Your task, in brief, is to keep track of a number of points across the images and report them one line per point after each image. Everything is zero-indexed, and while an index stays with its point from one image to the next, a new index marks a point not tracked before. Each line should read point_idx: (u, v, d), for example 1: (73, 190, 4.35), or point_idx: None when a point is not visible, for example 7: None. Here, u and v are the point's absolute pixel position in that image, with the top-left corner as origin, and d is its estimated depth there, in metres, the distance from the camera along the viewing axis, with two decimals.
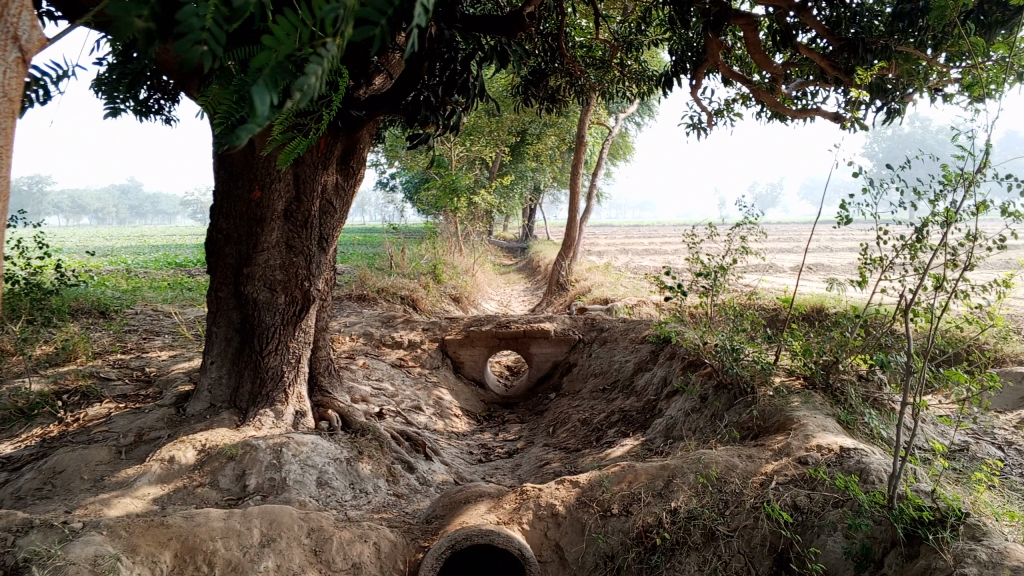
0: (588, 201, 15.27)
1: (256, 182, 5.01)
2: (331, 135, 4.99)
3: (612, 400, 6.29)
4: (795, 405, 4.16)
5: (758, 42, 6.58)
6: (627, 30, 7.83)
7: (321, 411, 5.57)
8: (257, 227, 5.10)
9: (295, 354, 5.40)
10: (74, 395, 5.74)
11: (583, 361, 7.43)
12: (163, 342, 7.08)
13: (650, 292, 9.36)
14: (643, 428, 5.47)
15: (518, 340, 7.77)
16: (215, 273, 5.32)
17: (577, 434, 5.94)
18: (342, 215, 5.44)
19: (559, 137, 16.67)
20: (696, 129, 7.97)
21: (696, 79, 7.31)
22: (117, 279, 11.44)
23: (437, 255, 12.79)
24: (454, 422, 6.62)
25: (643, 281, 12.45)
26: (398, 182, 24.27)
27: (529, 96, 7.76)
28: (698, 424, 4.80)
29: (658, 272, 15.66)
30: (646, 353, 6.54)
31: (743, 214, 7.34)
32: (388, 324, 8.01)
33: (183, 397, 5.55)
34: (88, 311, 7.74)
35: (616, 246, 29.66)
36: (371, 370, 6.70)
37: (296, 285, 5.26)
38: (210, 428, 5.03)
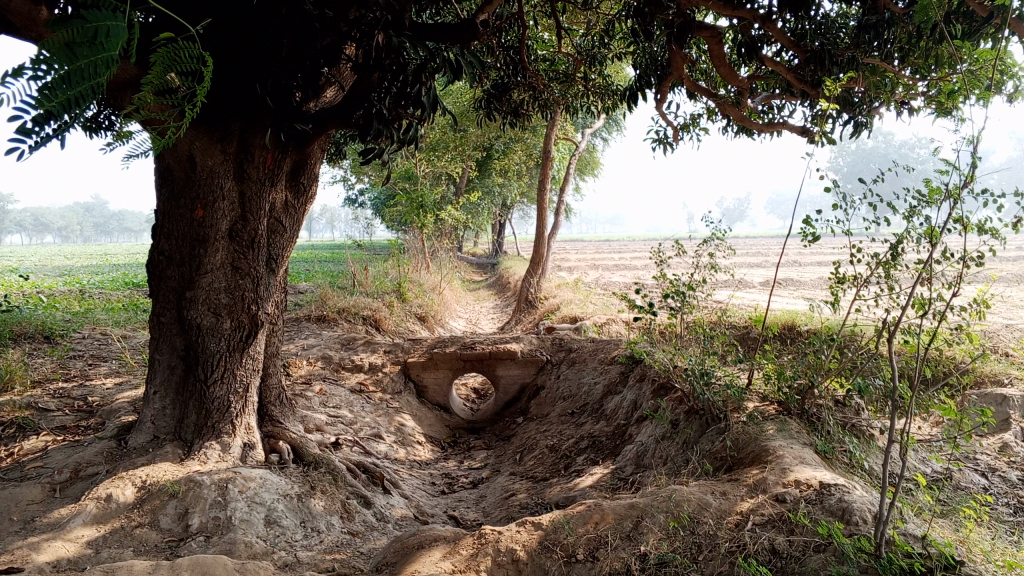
0: (557, 216, 15.09)
1: (199, 201, 4.83)
2: (279, 150, 5.00)
3: (581, 424, 6.05)
4: (770, 434, 3.95)
5: (723, 56, 6.42)
6: (591, 45, 7.67)
7: (271, 442, 5.27)
8: (200, 248, 4.89)
9: (242, 382, 5.15)
10: (9, 427, 5.33)
11: (550, 383, 7.19)
12: (109, 370, 6.73)
13: (619, 309, 9.18)
14: (613, 455, 5.24)
15: (483, 362, 7.52)
16: (155, 298, 5.03)
17: (544, 462, 5.69)
18: (291, 236, 5.43)
19: (527, 152, 16.51)
20: (663, 144, 7.82)
21: (662, 93, 7.15)
22: (68, 301, 11.00)
23: (402, 271, 12.51)
24: (417, 450, 6.35)
25: (613, 297, 12.28)
26: (366, 198, 23.95)
27: (492, 111, 7.55)
28: (670, 453, 4.58)
29: (628, 288, 15.50)
30: (616, 375, 6.31)
31: (711, 230, 7.17)
32: (348, 347, 7.72)
33: (125, 428, 5.22)
34: (31, 336, 7.34)
35: (587, 262, 29.57)
36: (328, 397, 6.41)
37: (243, 309, 5.05)
38: (152, 463, 4.71)
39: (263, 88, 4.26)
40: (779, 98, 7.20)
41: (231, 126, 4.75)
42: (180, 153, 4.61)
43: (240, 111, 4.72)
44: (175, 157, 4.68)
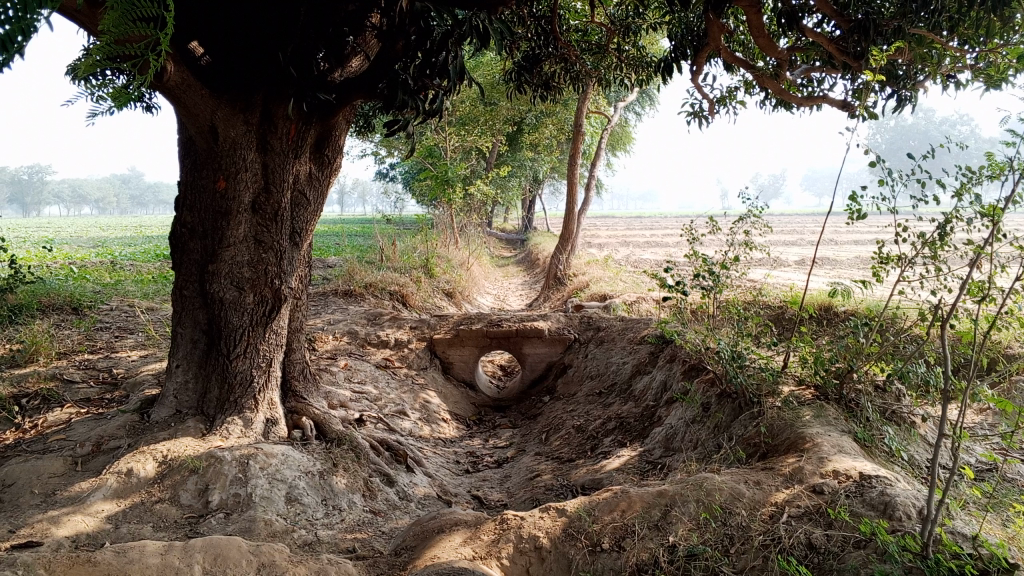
0: (588, 192, 14.88)
1: (221, 171, 4.75)
2: (302, 120, 4.89)
3: (608, 405, 5.92)
4: (806, 420, 3.79)
5: (762, 26, 6.17)
6: (625, 15, 7.44)
7: (294, 418, 5.20)
8: (222, 220, 4.81)
9: (265, 357, 5.06)
10: (34, 399, 5.32)
11: (578, 362, 7.06)
12: (135, 342, 6.72)
13: (649, 288, 9.00)
14: (641, 438, 5.11)
15: (510, 339, 7.40)
16: (179, 272, 5.00)
17: (571, 443, 5.57)
18: (316, 209, 5.34)
19: (558, 127, 16.29)
20: (698, 118, 7.59)
21: (698, 64, 6.91)
22: (98, 273, 11.05)
23: (429, 246, 12.42)
24: (441, 427, 6.26)
25: (643, 275, 12.10)
26: (396, 172, 23.87)
27: (522, 83, 7.37)
28: (700, 438, 4.46)
29: (658, 266, 15.29)
30: (645, 355, 6.16)
31: (747, 207, 6.94)
32: (374, 322, 7.64)
33: (149, 402, 5.19)
34: (59, 308, 7.35)
35: (617, 239, 29.28)
36: (352, 373, 6.33)
37: (265, 283, 4.96)
38: (174, 437, 4.66)
39: (285, 57, 4.14)
40: (820, 70, 6.93)
41: (254, 96, 4.65)
42: (201, 122, 4.52)
43: (263, 81, 4.61)
44: (197, 127, 4.57)
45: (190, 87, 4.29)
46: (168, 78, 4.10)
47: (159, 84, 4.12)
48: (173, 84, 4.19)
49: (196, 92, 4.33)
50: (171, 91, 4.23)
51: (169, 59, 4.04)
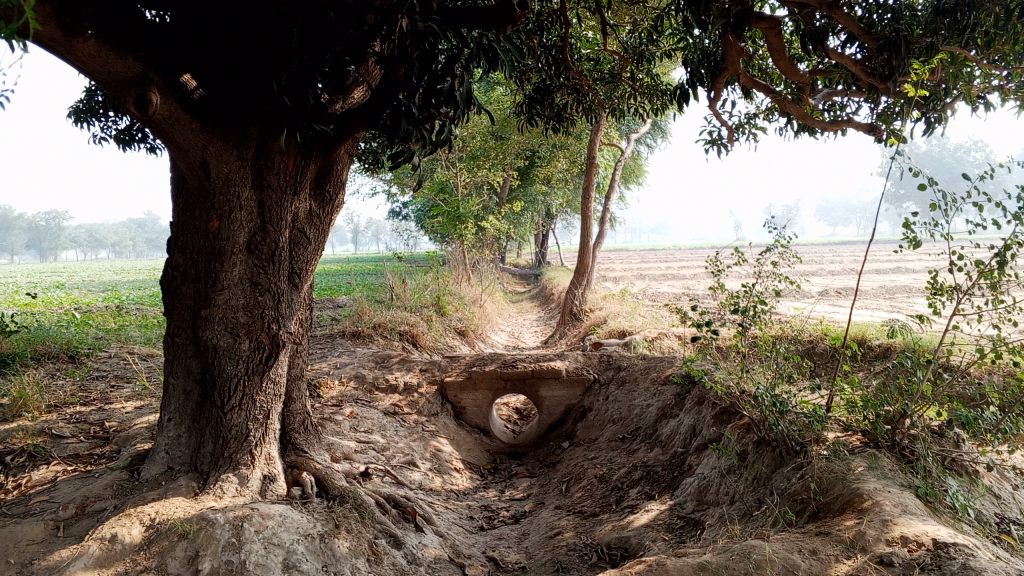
0: (602, 225, 14.56)
1: (213, 211, 4.46)
2: (301, 154, 4.63)
3: (633, 451, 5.51)
4: (860, 473, 3.45)
5: (783, 48, 5.86)
6: (638, 41, 7.14)
7: (294, 473, 4.82)
8: (216, 262, 4.50)
9: (262, 409, 4.73)
10: (19, 456, 4.96)
11: (598, 405, 6.66)
12: (131, 391, 6.39)
13: (670, 324, 8.62)
14: (670, 489, 4.71)
15: (526, 381, 6.99)
16: (170, 317, 4.68)
17: (593, 494, 5.16)
18: (317, 248, 5.04)
19: (570, 159, 16.02)
20: (717, 146, 7.28)
21: (716, 90, 6.60)
22: (103, 317, 10.80)
23: (440, 284, 12.11)
24: (454, 478, 5.87)
25: (662, 309, 11.70)
26: (408, 208, 23.71)
27: (534, 114, 7.08)
28: (738, 491, 4.11)
29: (676, 299, 14.93)
30: (670, 397, 5.77)
31: (774, 236, 6.57)
32: (383, 365, 7.29)
33: (140, 458, 4.83)
34: (56, 356, 7.06)
35: (632, 271, 28.91)
36: (359, 421, 5.97)
37: (262, 329, 4.65)
38: (164, 497, 4.29)
39: (278, 86, 3.93)
40: (845, 92, 6.58)
41: (248, 130, 4.41)
42: (191, 158, 4.26)
43: (257, 114, 4.38)
44: (187, 163, 4.31)
45: (179, 120, 4.06)
46: (154, 111, 3.87)
47: (144, 117, 3.90)
48: (159, 117, 3.96)
49: (185, 126, 4.10)
50: (158, 125, 4.00)
51: (153, 91, 3.83)
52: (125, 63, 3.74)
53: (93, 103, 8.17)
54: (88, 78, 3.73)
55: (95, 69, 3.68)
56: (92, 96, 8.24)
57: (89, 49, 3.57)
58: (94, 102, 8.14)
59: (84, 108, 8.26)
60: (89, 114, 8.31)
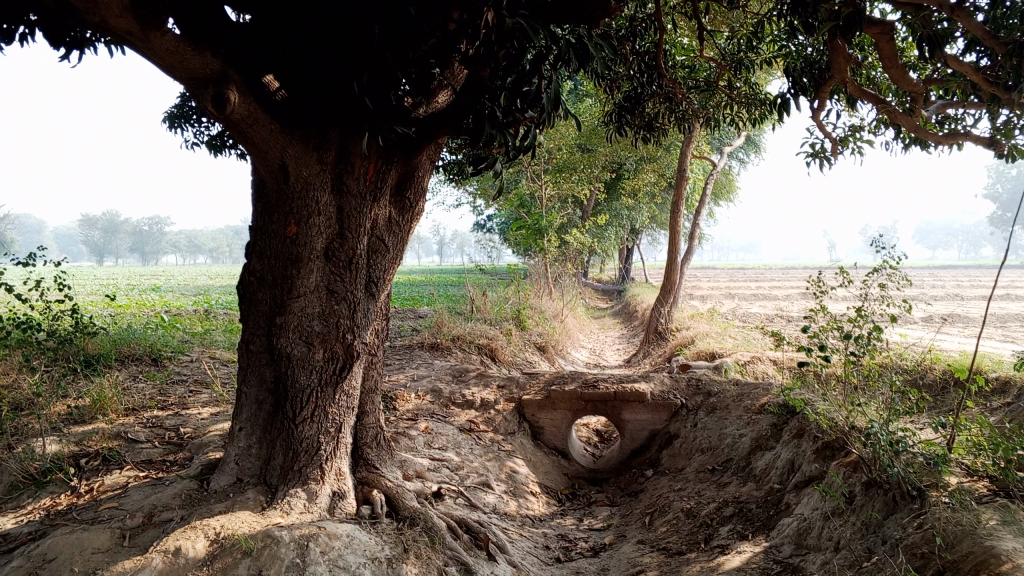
0: (691, 242, 14.07)
1: (291, 215, 4.32)
2: (382, 159, 4.44)
3: (724, 484, 5.12)
4: (994, 528, 3.00)
5: (895, 56, 5.40)
6: (737, 48, 6.76)
7: (365, 491, 4.60)
8: (292, 268, 4.36)
9: (334, 421, 4.52)
10: (93, 459, 4.97)
11: (684, 432, 6.28)
12: (208, 397, 6.36)
13: (764, 347, 8.13)
14: (765, 530, 4.32)
15: (608, 404, 6.68)
16: (246, 323, 4.56)
17: (679, 529, 4.80)
18: (396, 257, 4.83)
19: (659, 173, 15.61)
20: (819, 159, 6.82)
21: (821, 100, 6.16)
22: (191, 321, 10.99)
23: (522, 297, 11.89)
24: (530, 502, 5.58)
25: (753, 331, 11.16)
26: (492, 221, 23.65)
27: (626, 123, 6.77)
28: (844, 537, 3.70)
29: (768, 321, 14.28)
30: (765, 427, 5.36)
31: (882, 257, 6.07)
32: (460, 379, 7.09)
33: (210, 467, 4.73)
34: (139, 358, 7.12)
35: (719, 291, 28.10)
36: (433, 437, 5.76)
37: (337, 339, 4.45)
38: (230, 510, 4.13)
39: (360, 87, 3.73)
40: (965, 104, 6.03)
41: (330, 133, 4.25)
42: (270, 160, 4.13)
43: (339, 116, 4.22)
44: (266, 165, 4.18)
45: (258, 120, 3.94)
46: (232, 110, 3.76)
47: (222, 116, 3.79)
48: (238, 117, 3.85)
49: (264, 126, 3.97)
50: (236, 125, 3.88)
51: (232, 89, 3.72)
52: (204, 59, 3.64)
53: (187, 109, 8.29)
54: (168, 75, 3.66)
55: (174, 66, 3.60)
56: (186, 103, 8.37)
57: (167, 44, 3.50)
58: (188, 108, 8.25)
59: (178, 114, 8.39)
60: (183, 119, 8.44)
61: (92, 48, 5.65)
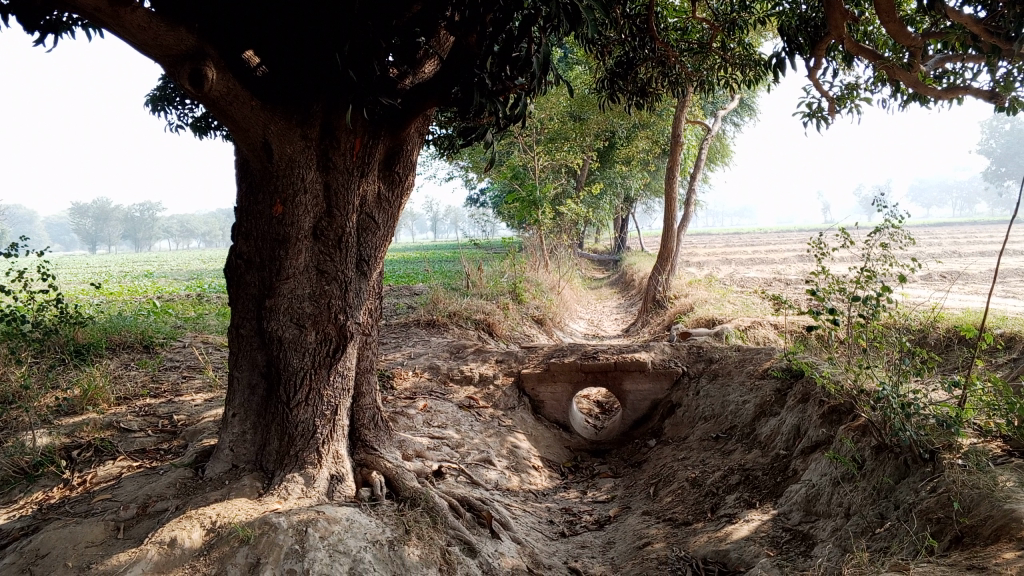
0: (687, 208, 13.91)
1: (277, 195, 4.17)
2: (368, 132, 4.29)
3: (729, 452, 5.04)
4: (1013, 490, 2.90)
5: (892, 9, 5.22)
6: (729, 7, 6.58)
7: (363, 473, 4.51)
8: (280, 249, 4.22)
9: (330, 404, 4.41)
10: (85, 451, 4.86)
11: (687, 400, 6.19)
12: (202, 382, 6.26)
13: (765, 312, 8.03)
14: (773, 497, 4.24)
15: (609, 375, 6.59)
16: (235, 307, 4.43)
17: (685, 500, 4.72)
18: (387, 234, 4.69)
19: (652, 139, 15.42)
20: (817, 119, 6.67)
21: (817, 58, 5.99)
22: (184, 306, 10.84)
23: (518, 270, 11.76)
24: (533, 478, 5.50)
25: (753, 296, 11.05)
26: (485, 195, 23.45)
27: (617, 90, 6.60)
28: (855, 503, 3.62)
29: (766, 285, 14.17)
30: (770, 393, 5.27)
31: (883, 216, 5.94)
32: (457, 356, 6.98)
33: (205, 454, 4.63)
34: (130, 346, 7.00)
35: (716, 257, 27.96)
36: (432, 416, 5.66)
37: (329, 320, 4.33)
38: (226, 498, 4.03)
39: (342, 58, 3.57)
40: (964, 57, 5.86)
41: (313, 107, 4.10)
42: (252, 138, 3.98)
43: (322, 89, 4.06)
44: (249, 144, 4.03)
45: (237, 98, 3.77)
46: (210, 88, 3.59)
47: (200, 94, 3.62)
48: (216, 95, 3.68)
49: (244, 104, 3.81)
50: (215, 103, 3.72)
51: (209, 66, 3.55)
52: (178, 35, 3.46)
53: (169, 91, 8.10)
54: (141, 53, 3.49)
55: (147, 43, 3.43)
56: (168, 84, 8.17)
57: (138, 20, 3.32)
58: (170, 90, 8.06)
59: (160, 96, 8.20)
60: (166, 101, 8.25)
61: (66, 31, 5.46)
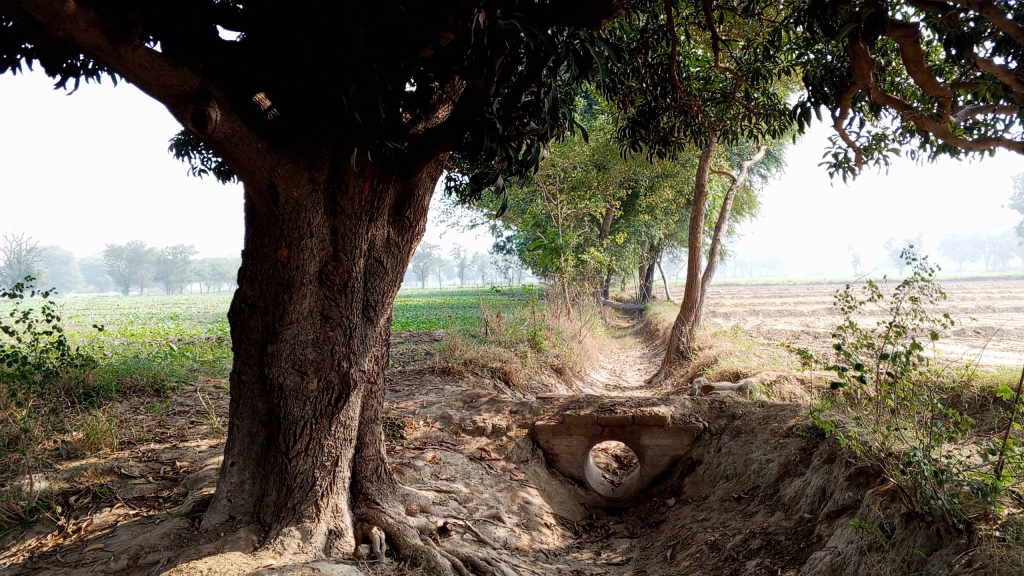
0: (711, 258, 13.72)
1: (282, 238, 4.08)
2: (378, 176, 4.20)
3: (750, 514, 4.78)
4: None
5: (921, 58, 5.05)
6: (752, 56, 6.47)
7: (364, 528, 4.33)
8: (284, 294, 4.12)
9: (331, 455, 4.25)
10: (83, 497, 4.72)
11: (707, 458, 5.95)
12: (209, 428, 6.13)
13: (789, 367, 7.77)
14: (796, 565, 3.98)
15: (626, 429, 6.37)
16: (237, 352, 4.32)
17: (702, 565, 4.46)
18: (396, 280, 4.58)
19: (677, 189, 15.30)
20: (843, 169, 6.51)
21: (843, 108, 5.85)
22: (202, 349, 10.78)
23: (538, 318, 11.60)
24: (543, 536, 5.27)
25: (778, 349, 10.76)
26: (510, 242, 23.42)
27: (638, 138, 6.50)
28: (884, 575, 3.36)
29: (793, 338, 13.85)
30: (794, 452, 5.02)
31: (913, 269, 5.72)
32: (471, 406, 6.81)
33: (203, 504, 4.47)
34: (141, 389, 6.92)
35: (743, 307, 27.60)
36: (441, 468, 5.48)
37: (332, 367, 4.19)
38: (220, 552, 3.81)
39: (348, 100, 3.50)
40: (996, 108, 5.66)
41: (321, 150, 4.02)
42: (259, 180, 3.91)
43: (332, 132, 4.00)
44: (255, 186, 3.96)
45: (243, 139, 3.71)
46: (214, 129, 3.54)
47: (204, 135, 3.56)
48: (221, 136, 3.62)
49: (250, 146, 3.74)
50: (220, 145, 3.66)
51: (213, 107, 3.50)
52: (182, 75, 3.41)
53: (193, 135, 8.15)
54: (145, 93, 3.44)
55: (150, 83, 3.38)
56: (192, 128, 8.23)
57: (140, 60, 3.27)
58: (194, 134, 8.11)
59: (184, 140, 8.25)
60: (190, 145, 8.30)
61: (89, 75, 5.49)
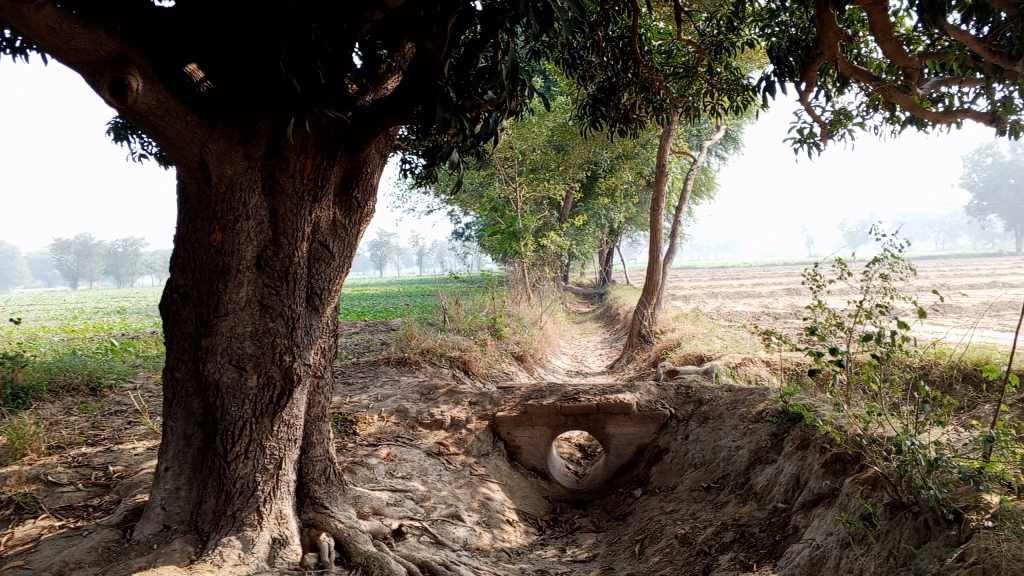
0: (671, 241, 13.53)
1: (216, 221, 3.73)
2: (321, 152, 3.88)
3: (721, 505, 4.57)
4: None
5: (889, 28, 4.83)
6: (715, 29, 6.22)
7: (312, 534, 4.02)
8: (219, 282, 3.77)
9: (273, 457, 3.94)
10: (4, 508, 4.33)
11: (675, 445, 5.74)
12: (148, 428, 5.75)
13: (754, 350, 7.60)
14: (772, 559, 3.76)
15: (590, 418, 6.13)
16: (170, 347, 3.96)
17: (673, 560, 4.23)
18: (343, 265, 4.25)
19: (635, 171, 15.07)
20: (807, 146, 6.32)
21: (809, 82, 5.64)
22: (147, 344, 10.28)
23: (498, 305, 11.31)
24: (506, 533, 5.00)
25: (740, 331, 10.61)
26: (469, 228, 23.05)
27: (598, 116, 6.23)
28: (869, 569, 3.15)
29: (753, 320, 13.74)
30: (764, 438, 4.83)
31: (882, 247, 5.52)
32: (428, 398, 6.51)
33: (137, 513, 4.12)
34: (76, 388, 6.49)
35: (702, 290, 27.60)
36: (396, 466, 5.18)
37: (273, 361, 3.86)
38: (151, 566, 3.48)
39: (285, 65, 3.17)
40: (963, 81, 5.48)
41: (258, 124, 3.68)
42: (189, 157, 3.55)
43: (269, 104, 3.66)
44: (184, 164, 3.60)
45: (169, 112, 3.36)
46: (135, 99, 3.18)
47: (124, 107, 3.21)
48: (144, 108, 3.27)
49: (177, 119, 3.39)
50: (143, 118, 3.30)
51: (134, 75, 3.14)
52: (96, 39, 3.03)
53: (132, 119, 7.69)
54: (55, 59, 3.06)
55: (59, 47, 3.00)
56: None
57: (46, 20, 2.88)
58: None
59: (122, 125, 7.78)
60: (129, 130, 7.84)
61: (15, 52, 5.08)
